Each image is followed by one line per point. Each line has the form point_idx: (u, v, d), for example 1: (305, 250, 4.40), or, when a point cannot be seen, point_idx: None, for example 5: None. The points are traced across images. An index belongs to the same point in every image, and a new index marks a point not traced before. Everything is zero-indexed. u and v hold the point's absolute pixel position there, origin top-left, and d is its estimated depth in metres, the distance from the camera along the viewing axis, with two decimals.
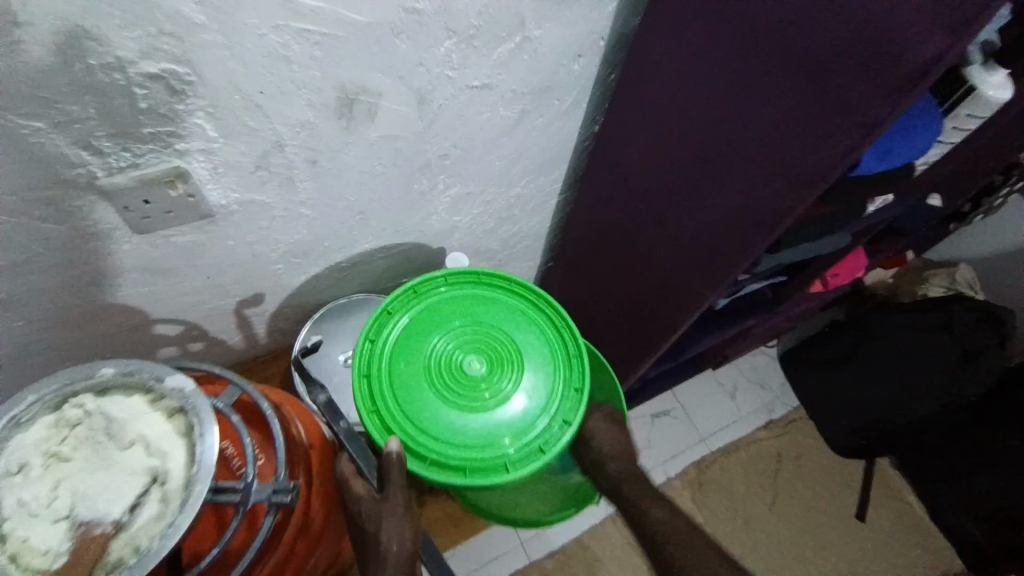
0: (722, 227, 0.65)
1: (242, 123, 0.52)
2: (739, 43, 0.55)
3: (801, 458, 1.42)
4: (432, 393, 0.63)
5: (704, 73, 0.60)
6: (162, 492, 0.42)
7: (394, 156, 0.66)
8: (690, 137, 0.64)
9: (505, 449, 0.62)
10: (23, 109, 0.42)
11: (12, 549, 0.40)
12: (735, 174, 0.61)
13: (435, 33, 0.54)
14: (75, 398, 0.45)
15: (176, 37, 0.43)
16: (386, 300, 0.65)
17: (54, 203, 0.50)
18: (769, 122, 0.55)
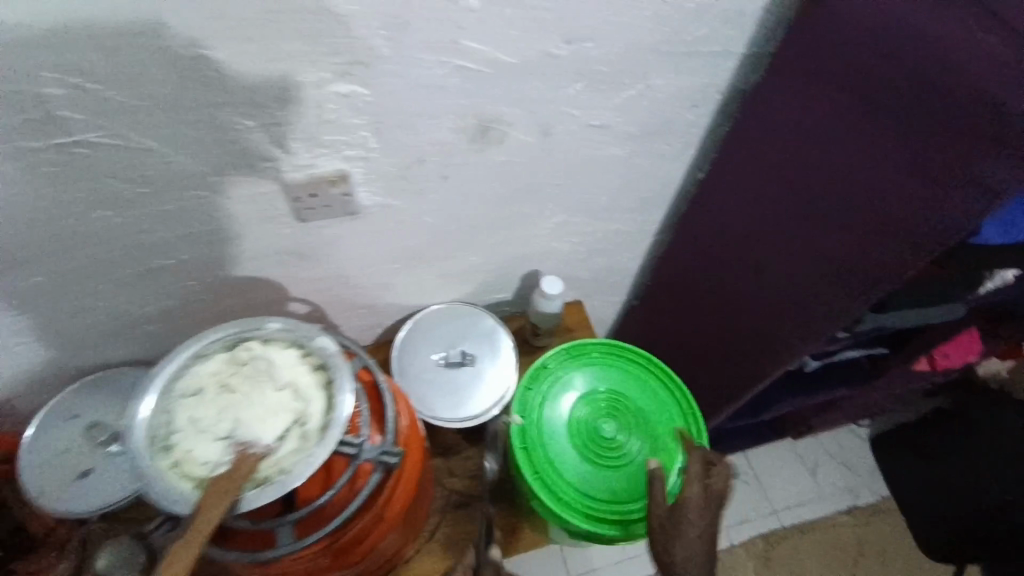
0: (821, 278, 0.66)
1: (397, 139, 0.62)
2: (860, 104, 0.57)
3: (885, 551, 1.30)
4: (570, 443, 0.69)
5: (820, 131, 0.62)
6: (303, 430, 0.49)
7: (513, 180, 0.73)
8: (797, 187, 0.67)
9: (627, 509, 0.65)
10: (243, 111, 0.53)
11: (177, 456, 0.47)
12: (840, 227, 0.62)
13: (567, 76, 0.62)
14: (244, 343, 0.53)
15: (363, 63, 0.53)
16: (546, 354, 0.72)
17: (242, 187, 0.61)
18: (881, 179, 0.57)
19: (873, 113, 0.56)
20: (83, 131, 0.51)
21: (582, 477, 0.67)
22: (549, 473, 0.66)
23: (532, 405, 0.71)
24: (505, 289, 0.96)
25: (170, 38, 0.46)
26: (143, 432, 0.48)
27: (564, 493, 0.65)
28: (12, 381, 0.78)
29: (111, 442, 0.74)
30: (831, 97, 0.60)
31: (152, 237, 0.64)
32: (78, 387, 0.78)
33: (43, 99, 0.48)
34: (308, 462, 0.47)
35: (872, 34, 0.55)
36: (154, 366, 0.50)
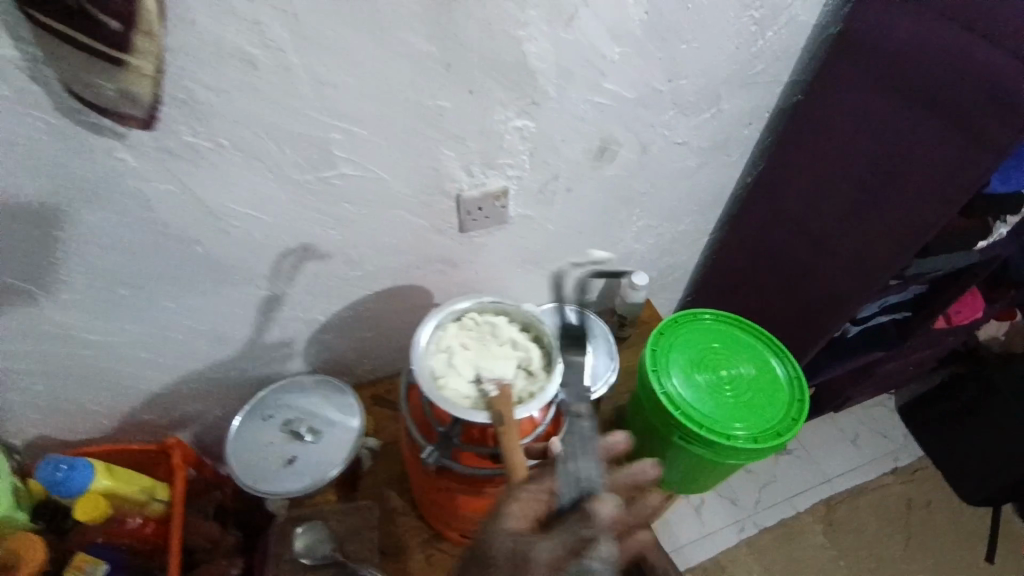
0: (880, 235, 0.86)
1: (544, 160, 0.81)
2: (897, 104, 0.78)
3: (930, 505, 1.46)
4: (698, 384, 0.83)
5: (865, 126, 0.83)
6: (532, 369, 0.67)
7: (615, 190, 0.93)
8: (845, 172, 0.88)
9: (758, 427, 0.80)
10: (449, 144, 0.72)
11: (451, 393, 0.64)
12: (890, 194, 0.83)
13: (665, 106, 0.83)
14: (467, 315, 0.71)
15: (537, 103, 0.73)
16: (662, 321, 0.89)
17: (430, 205, 0.79)
18: (917, 154, 0.78)
19: (908, 109, 0.77)
20: (341, 165, 0.69)
21: (717, 410, 0.81)
22: (690, 408, 0.80)
23: (660, 360, 0.86)
24: (592, 291, 1.14)
25: (421, 93, 0.65)
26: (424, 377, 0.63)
27: (707, 421, 0.79)
28: (206, 392, 0.91)
29: (305, 434, 0.88)
30: (873, 99, 0.81)
31: (354, 251, 0.81)
32: (262, 396, 0.92)
33: (326, 141, 0.66)
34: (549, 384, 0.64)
35: (902, 54, 0.76)
36: (414, 332, 0.66)
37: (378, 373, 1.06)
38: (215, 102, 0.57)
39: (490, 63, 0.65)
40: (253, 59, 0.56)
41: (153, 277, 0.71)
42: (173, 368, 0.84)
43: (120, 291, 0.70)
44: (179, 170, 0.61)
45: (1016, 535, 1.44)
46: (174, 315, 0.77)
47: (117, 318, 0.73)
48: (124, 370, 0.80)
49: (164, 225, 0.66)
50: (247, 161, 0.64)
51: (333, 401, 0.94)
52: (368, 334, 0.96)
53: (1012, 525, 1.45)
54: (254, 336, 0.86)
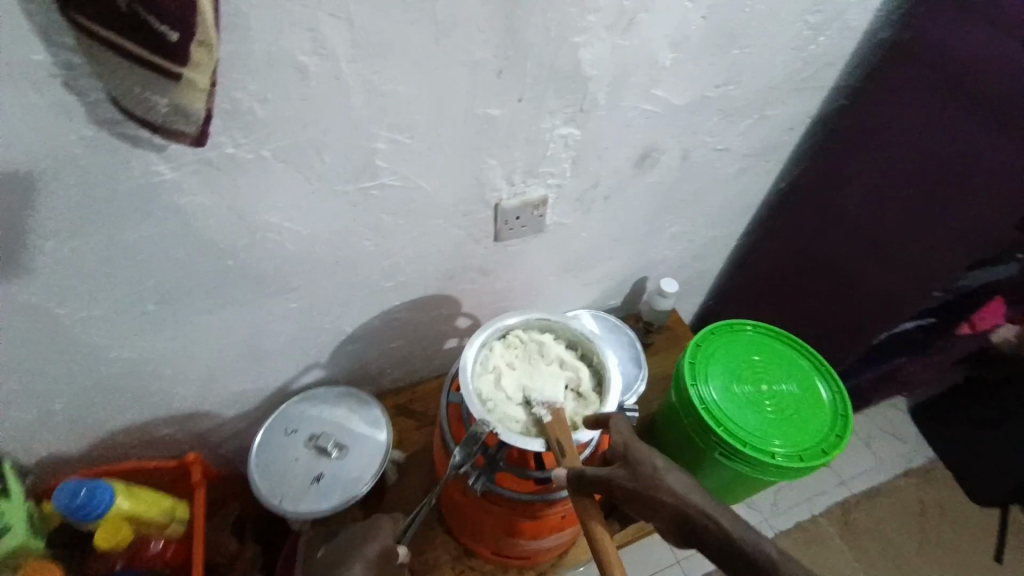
0: (940, 241, 0.85)
1: (587, 168, 0.78)
2: (959, 116, 0.78)
3: (943, 506, 1.47)
4: (739, 399, 0.81)
5: (925, 137, 0.83)
6: (582, 391, 0.64)
7: (652, 197, 0.90)
8: (905, 174, 0.87)
9: (803, 444, 0.78)
10: (494, 152, 0.70)
11: (500, 417, 0.61)
12: (954, 197, 0.81)
13: (709, 112, 0.81)
14: (513, 331, 0.68)
15: (586, 110, 0.70)
16: (699, 332, 0.87)
17: (469, 215, 0.76)
18: (986, 157, 0.76)
19: (971, 121, 0.77)
20: (384, 174, 0.66)
21: (759, 424, 0.79)
22: (731, 423, 0.78)
23: (699, 374, 0.83)
24: (619, 298, 1.11)
25: (471, 100, 0.63)
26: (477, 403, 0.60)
27: (750, 438, 0.77)
28: (229, 407, 0.87)
29: (332, 449, 0.84)
30: (936, 110, 0.81)
31: (389, 262, 0.78)
32: (286, 408, 0.89)
33: (371, 151, 0.63)
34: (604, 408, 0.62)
35: (973, 57, 0.75)
36: (461, 351, 0.64)
37: (401, 383, 1.03)
38: (262, 112, 0.55)
39: (544, 71, 0.63)
40: (306, 68, 0.53)
41: (183, 291, 0.67)
42: (197, 384, 0.80)
43: (148, 307, 0.67)
44: (219, 183, 0.58)
45: None
46: (202, 330, 0.73)
47: (144, 334, 0.70)
48: (147, 387, 0.77)
49: (200, 238, 0.63)
50: (289, 172, 0.61)
51: (359, 413, 0.90)
52: (396, 342, 0.94)
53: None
54: (281, 349, 0.83)
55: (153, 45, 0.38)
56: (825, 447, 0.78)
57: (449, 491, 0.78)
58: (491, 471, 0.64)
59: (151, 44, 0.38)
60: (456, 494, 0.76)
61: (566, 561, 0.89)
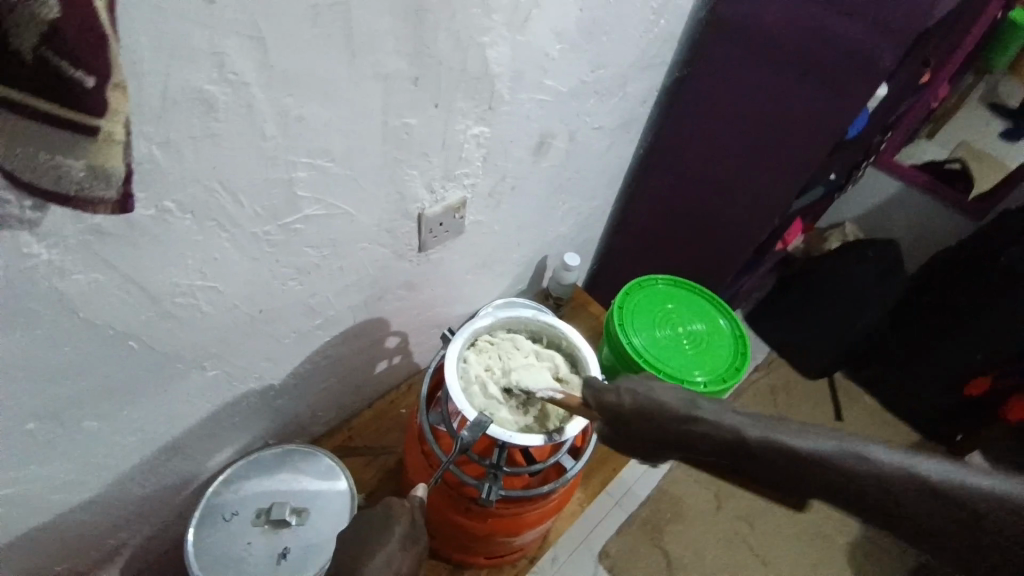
0: (776, 173, 1.05)
1: (496, 163, 0.80)
2: (778, 72, 0.95)
3: (787, 387, 1.71)
4: (666, 344, 0.91)
5: (756, 94, 0.99)
6: (561, 374, 0.69)
7: (548, 181, 0.95)
8: (737, 126, 1.04)
9: (723, 365, 0.91)
10: (414, 162, 0.67)
11: (500, 419, 0.63)
12: (779, 137, 1.00)
13: (587, 96, 0.88)
14: (480, 337, 0.70)
15: (493, 108, 0.71)
16: (616, 296, 0.95)
17: (393, 231, 0.73)
18: (798, 101, 0.96)
19: (787, 77, 0.94)
20: (305, 207, 0.59)
21: (684, 360, 0.90)
22: (666, 366, 0.88)
23: (629, 333, 0.91)
24: (526, 281, 1.16)
25: (390, 113, 0.59)
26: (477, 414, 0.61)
27: (682, 375, 0.88)
28: (140, 511, 0.73)
29: (289, 517, 0.75)
30: (761, 69, 0.96)
31: (316, 299, 0.71)
32: (213, 494, 0.76)
33: (291, 182, 0.56)
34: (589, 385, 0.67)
35: (772, 24, 0.92)
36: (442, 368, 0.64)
37: (335, 423, 0.95)
38: (163, 160, 0.45)
39: (456, 73, 0.62)
40: (213, 99, 0.45)
41: (73, 395, 0.54)
42: (97, 497, 0.66)
43: (26, 426, 0.53)
44: (113, 254, 0.47)
45: (851, 394, 1.73)
46: (100, 433, 0.60)
47: (22, 460, 0.55)
48: (30, 522, 0.61)
49: (91, 326, 0.50)
50: (199, 225, 0.51)
51: (304, 469, 0.81)
52: (326, 382, 0.86)
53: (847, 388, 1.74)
54: (200, 426, 0.71)
55: (67, 98, 0.30)
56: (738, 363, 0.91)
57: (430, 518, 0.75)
58: (496, 477, 0.63)
59: (60, 98, 0.30)
60: (448, 518, 0.72)
61: (549, 543, 0.90)
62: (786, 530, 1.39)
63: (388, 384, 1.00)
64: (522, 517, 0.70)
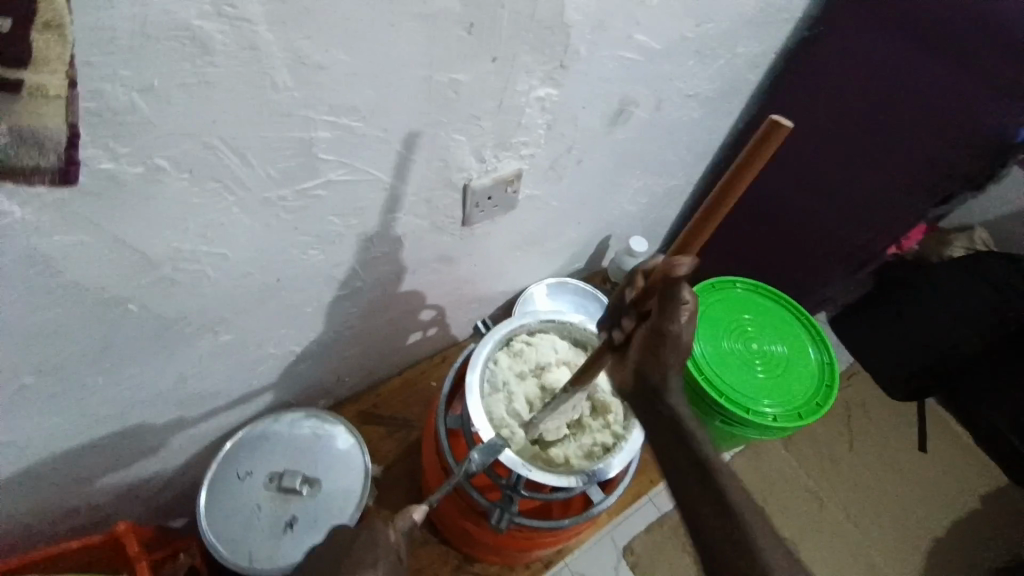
0: (899, 183, 0.85)
1: (562, 132, 0.67)
2: (937, 52, 0.75)
3: (867, 406, 1.46)
4: (735, 364, 0.78)
5: (902, 78, 0.79)
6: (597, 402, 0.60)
7: (623, 154, 0.81)
8: (859, 116, 0.85)
9: (800, 397, 0.77)
10: (461, 126, 0.56)
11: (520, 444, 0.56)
12: (913, 139, 0.81)
13: (685, 57, 0.72)
14: (515, 338, 0.63)
15: (565, 66, 0.58)
16: None
17: (432, 202, 0.63)
18: (942, 96, 0.76)
19: (946, 63, 0.74)
20: (328, 171, 0.51)
21: (752, 386, 0.76)
22: (731, 391, 0.75)
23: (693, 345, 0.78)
24: (583, 259, 1.04)
25: (435, 64, 0.48)
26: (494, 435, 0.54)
27: (749, 404, 0.75)
28: (154, 459, 0.71)
29: (300, 488, 0.72)
30: (916, 48, 0.76)
31: (340, 269, 0.63)
32: (231, 449, 0.74)
33: (310, 142, 0.47)
34: (634, 421, 0.58)
35: None
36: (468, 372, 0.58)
37: (361, 388, 0.91)
38: (147, 111, 0.37)
39: (523, 19, 0.50)
40: (206, 38, 0.36)
41: (69, 353, 0.50)
42: (110, 445, 0.64)
43: (24, 379, 0.49)
44: (97, 212, 0.41)
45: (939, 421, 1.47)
46: (106, 389, 0.56)
47: (25, 410, 0.52)
48: (43, 463, 0.60)
49: (80, 287, 0.45)
50: (199, 185, 0.44)
51: (323, 440, 0.77)
52: (352, 349, 0.80)
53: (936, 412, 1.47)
54: (215, 385, 0.67)
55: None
56: (815, 399, 0.77)
57: (443, 518, 0.70)
58: (510, 502, 0.56)
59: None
60: (457, 520, 0.66)
61: (568, 551, 0.82)
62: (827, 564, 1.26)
63: (419, 354, 0.94)
64: (536, 539, 0.63)
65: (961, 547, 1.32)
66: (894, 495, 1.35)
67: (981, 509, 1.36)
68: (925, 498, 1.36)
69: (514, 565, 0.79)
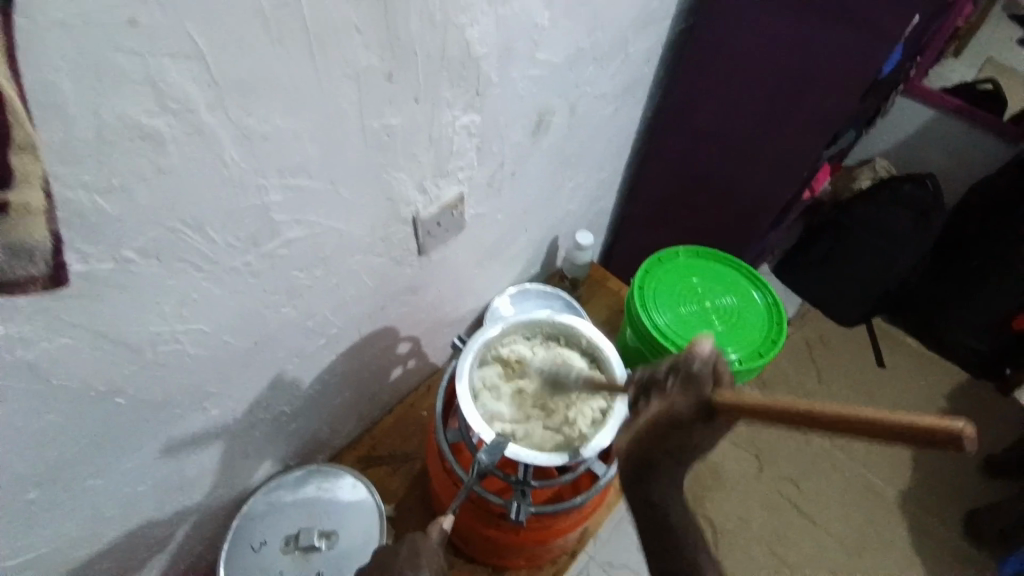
0: (797, 134, 0.95)
1: (492, 151, 0.72)
2: (799, 17, 0.86)
3: (825, 338, 1.57)
4: (694, 326, 0.84)
5: (778, 42, 0.89)
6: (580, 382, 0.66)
7: (551, 159, 0.88)
8: (748, 80, 0.95)
9: (758, 341, 0.84)
10: (399, 164, 0.60)
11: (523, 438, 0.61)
12: (799, 91, 0.91)
13: (586, 62, 0.79)
14: (491, 348, 0.67)
15: (481, 93, 0.64)
16: (636, 278, 0.88)
17: (387, 238, 0.67)
18: (813, 51, 0.87)
19: (807, 23, 0.85)
20: (286, 230, 0.54)
21: (715, 339, 0.83)
22: None
23: (655, 317, 0.84)
24: (538, 263, 1.09)
25: (365, 115, 0.53)
26: (494, 435, 0.58)
27: None
28: (164, 551, 0.71)
29: (319, 542, 0.73)
30: (784, 14, 0.87)
31: (314, 321, 0.66)
32: (241, 523, 0.74)
33: (265, 207, 0.50)
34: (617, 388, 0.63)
35: None
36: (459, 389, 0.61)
37: (355, 433, 0.92)
38: (110, 208, 0.40)
39: (436, 59, 0.55)
40: (157, 134, 0.39)
41: (68, 458, 0.50)
42: (119, 547, 0.64)
43: (28, 495, 0.49)
44: (78, 312, 0.43)
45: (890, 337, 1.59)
46: (109, 488, 0.57)
47: (31, 528, 0.52)
48: None
49: (72, 389, 0.46)
50: (169, 268, 0.47)
51: (331, 489, 0.79)
52: (339, 396, 0.82)
53: (886, 330, 1.60)
54: (216, 461, 0.68)
55: None
56: (771, 338, 0.84)
57: (463, 532, 0.72)
58: (524, 494, 0.59)
59: None
60: (479, 530, 0.69)
61: (588, 536, 0.86)
62: (827, 492, 1.32)
63: (404, 388, 0.96)
64: (556, 527, 0.66)
65: (937, 444, 1.43)
66: None
67: (944, 407, 1.48)
68: (895, 408, 1.46)
69: (541, 562, 0.81)
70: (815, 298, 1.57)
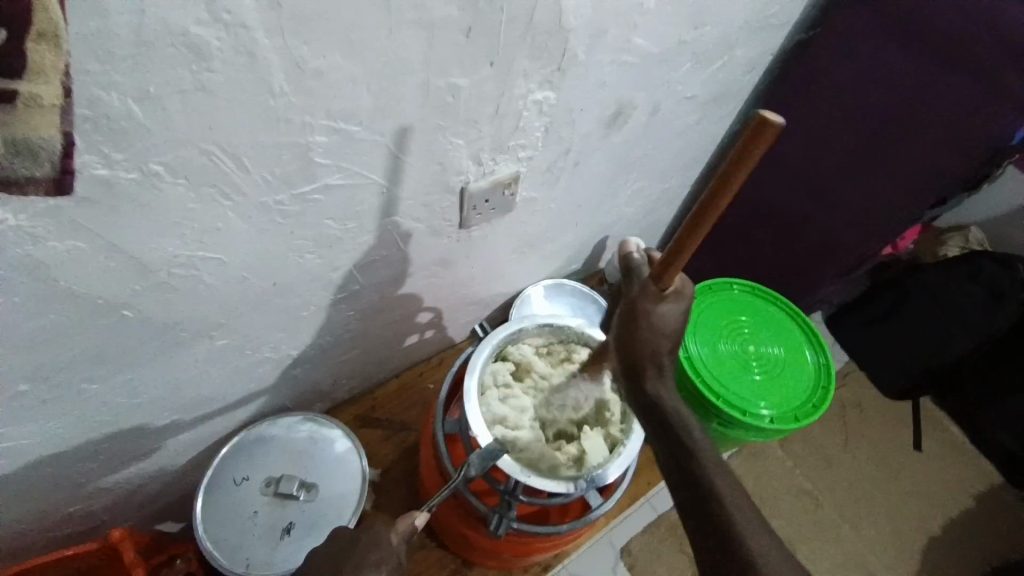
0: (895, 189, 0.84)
1: (559, 135, 0.67)
2: (931, 62, 0.75)
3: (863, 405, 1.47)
4: (730, 369, 0.78)
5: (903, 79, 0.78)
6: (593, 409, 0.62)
7: (620, 156, 0.81)
8: (854, 116, 0.85)
9: (796, 401, 0.77)
10: (458, 130, 0.56)
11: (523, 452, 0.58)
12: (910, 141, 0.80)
13: (682, 59, 0.72)
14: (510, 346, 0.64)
15: (562, 70, 0.58)
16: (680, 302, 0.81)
17: (429, 206, 0.63)
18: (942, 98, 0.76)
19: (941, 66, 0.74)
20: (325, 176, 0.50)
21: (749, 389, 0.77)
22: (727, 393, 0.75)
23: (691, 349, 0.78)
24: (580, 261, 1.03)
25: (432, 70, 0.48)
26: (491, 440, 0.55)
27: (746, 406, 0.75)
28: (149, 464, 0.71)
29: (297, 493, 0.72)
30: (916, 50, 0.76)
31: (337, 274, 0.63)
32: (227, 455, 0.74)
33: (306, 147, 0.47)
34: (632, 425, 0.60)
35: None
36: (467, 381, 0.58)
37: (357, 391, 0.90)
38: (141, 116, 0.37)
39: (520, 24, 0.50)
40: (202, 45, 0.36)
41: (67, 360, 0.49)
42: (104, 450, 0.64)
43: (18, 387, 0.49)
44: (94, 219, 0.41)
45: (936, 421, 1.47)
46: (102, 395, 0.56)
47: (19, 417, 0.52)
48: (35, 470, 0.59)
49: (75, 294, 0.45)
50: (195, 192, 0.44)
51: (321, 442, 0.77)
52: (349, 352, 0.80)
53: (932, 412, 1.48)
54: (213, 390, 0.67)
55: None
56: (811, 401, 0.77)
57: (440, 521, 0.70)
58: (508, 507, 0.56)
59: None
60: (456, 526, 0.66)
61: None
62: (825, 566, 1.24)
63: (416, 357, 0.93)
64: (534, 545, 0.62)
65: (956, 544, 1.32)
66: (891, 493, 1.35)
67: (973, 507, 1.37)
68: (921, 496, 1.36)
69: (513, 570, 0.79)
70: (863, 364, 1.45)
